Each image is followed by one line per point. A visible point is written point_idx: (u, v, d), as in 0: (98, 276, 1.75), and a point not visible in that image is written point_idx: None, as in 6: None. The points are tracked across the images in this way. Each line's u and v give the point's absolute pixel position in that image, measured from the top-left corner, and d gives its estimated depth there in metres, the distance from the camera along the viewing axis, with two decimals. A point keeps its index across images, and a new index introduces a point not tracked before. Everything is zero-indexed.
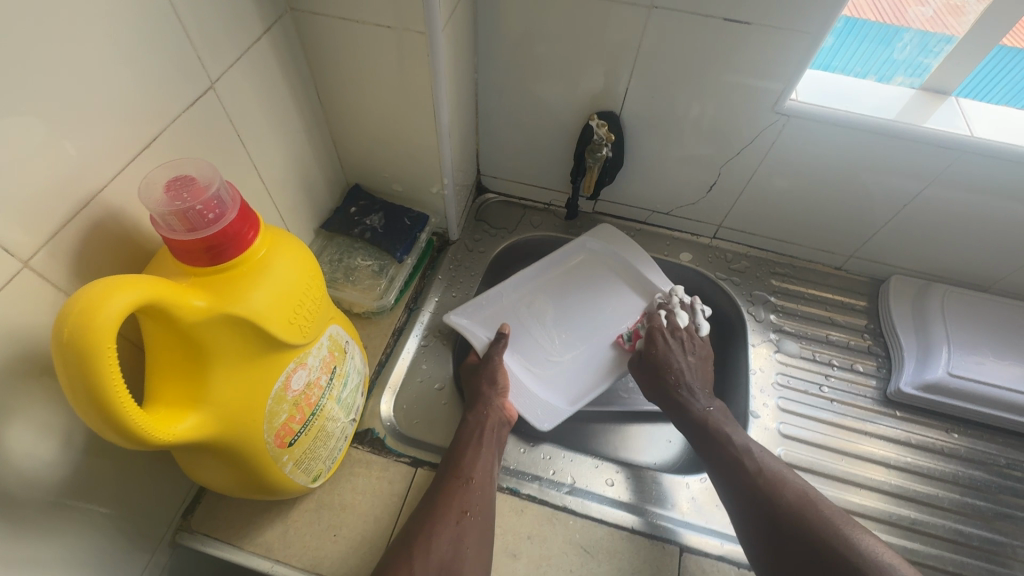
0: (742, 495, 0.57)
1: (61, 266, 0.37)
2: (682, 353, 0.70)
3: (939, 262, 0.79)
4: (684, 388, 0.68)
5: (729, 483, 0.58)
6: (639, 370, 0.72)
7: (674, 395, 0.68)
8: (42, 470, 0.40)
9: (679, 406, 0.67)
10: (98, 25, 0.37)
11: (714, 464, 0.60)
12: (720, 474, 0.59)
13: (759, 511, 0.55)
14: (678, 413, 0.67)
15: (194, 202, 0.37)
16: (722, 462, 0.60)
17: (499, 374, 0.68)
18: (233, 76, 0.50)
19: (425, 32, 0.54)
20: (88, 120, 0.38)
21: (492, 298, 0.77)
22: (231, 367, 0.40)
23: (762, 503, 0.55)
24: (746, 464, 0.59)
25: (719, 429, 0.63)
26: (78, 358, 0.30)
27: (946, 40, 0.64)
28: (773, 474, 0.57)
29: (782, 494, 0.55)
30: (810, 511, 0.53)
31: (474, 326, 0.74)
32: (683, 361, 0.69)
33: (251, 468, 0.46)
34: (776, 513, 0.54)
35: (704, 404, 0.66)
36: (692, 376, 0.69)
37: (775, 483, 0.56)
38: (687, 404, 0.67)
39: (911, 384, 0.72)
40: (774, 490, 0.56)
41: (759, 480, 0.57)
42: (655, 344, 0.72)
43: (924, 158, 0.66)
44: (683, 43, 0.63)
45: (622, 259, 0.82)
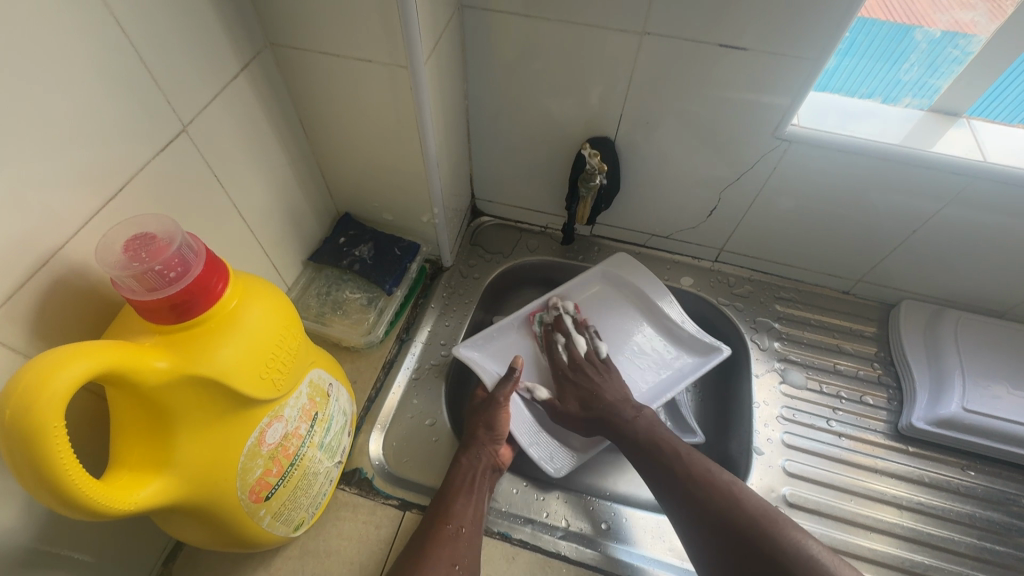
0: (676, 498, 0.56)
1: (18, 328, 0.36)
2: (593, 380, 0.68)
3: (953, 288, 0.75)
4: (610, 407, 0.65)
5: (664, 487, 0.58)
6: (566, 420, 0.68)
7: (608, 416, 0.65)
8: (5, 534, 0.39)
9: (614, 427, 0.64)
10: (56, 80, 0.35)
11: (646, 466, 0.60)
12: (654, 478, 0.59)
13: (693, 513, 0.54)
14: (616, 436, 0.63)
15: (153, 263, 0.36)
16: (654, 465, 0.59)
17: (500, 418, 0.64)
18: (206, 116, 0.48)
19: (407, 66, 0.53)
20: (49, 177, 0.36)
21: (503, 328, 0.74)
22: (198, 427, 0.39)
23: (694, 502, 0.55)
24: (677, 468, 0.57)
25: (654, 438, 0.61)
26: (22, 439, 0.29)
27: (956, 61, 0.61)
28: (702, 474, 0.56)
29: (709, 489, 0.55)
30: (737, 505, 0.53)
31: (483, 359, 0.71)
32: (599, 383, 0.68)
33: (224, 525, 0.44)
34: (707, 511, 0.53)
35: (631, 416, 0.64)
36: (618, 395, 0.66)
37: (703, 481, 0.55)
38: (618, 424, 0.64)
39: (924, 419, 0.69)
40: (702, 487, 0.55)
41: (689, 479, 0.56)
42: (575, 384, 0.68)
43: (933, 183, 0.63)
44: (677, 70, 0.61)
45: (641, 291, 0.78)
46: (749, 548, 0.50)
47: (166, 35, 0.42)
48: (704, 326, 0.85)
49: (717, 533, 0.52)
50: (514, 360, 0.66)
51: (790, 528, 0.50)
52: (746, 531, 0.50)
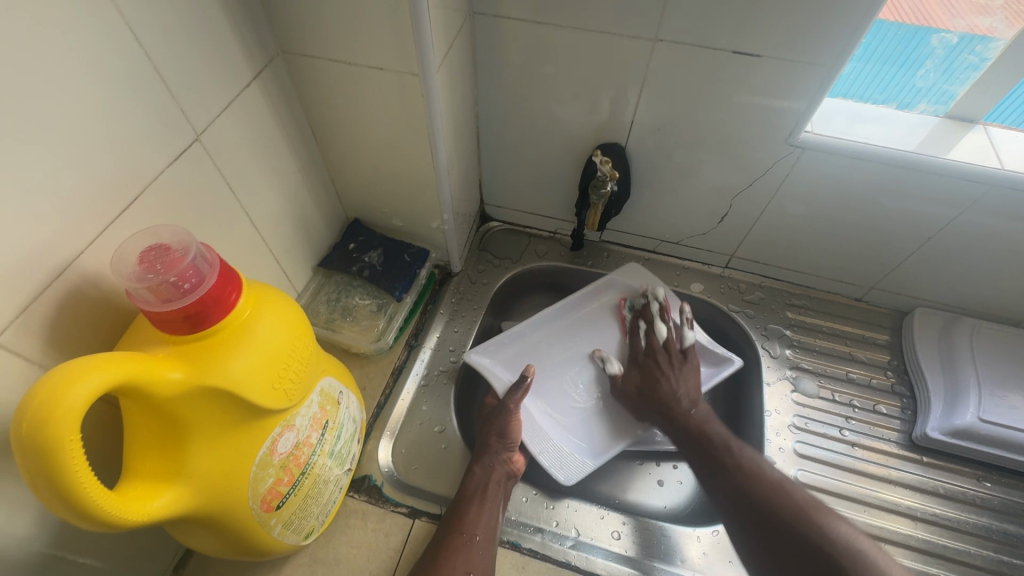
0: (724, 494, 0.56)
1: (32, 339, 0.36)
2: (660, 370, 0.68)
3: (968, 295, 0.74)
4: (669, 398, 0.66)
5: (711, 483, 0.58)
6: (624, 396, 0.70)
7: (662, 408, 0.66)
8: (16, 545, 0.39)
9: (665, 415, 0.66)
10: (72, 91, 0.36)
11: (697, 460, 0.61)
12: (703, 473, 0.59)
13: (739, 507, 0.54)
14: (666, 422, 0.66)
15: (168, 275, 0.36)
16: (705, 458, 0.60)
17: (512, 426, 0.63)
18: (219, 125, 0.49)
19: (419, 74, 0.53)
20: (65, 188, 0.36)
21: (514, 336, 0.75)
22: (211, 438, 0.39)
23: (741, 498, 0.55)
24: (726, 460, 0.58)
25: (703, 431, 0.62)
26: (39, 453, 0.29)
27: (974, 68, 0.60)
28: (752, 467, 0.57)
29: (755, 485, 0.55)
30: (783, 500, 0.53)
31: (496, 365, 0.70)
32: (662, 372, 0.68)
33: (235, 534, 0.44)
34: (756, 505, 0.53)
35: (689, 408, 0.65)
36: (677, 386, 0.67)
37: (751, 475, 0.56)
38: (671, 413, 0.65)
39: (939, 428, 0.68)
40: (749, 481, 0.56)
41: (737, 471, 0.57)
42: (641, 365, 0.70)
43: (950, 190, 0.62)
44: (689, 76, 0.60)
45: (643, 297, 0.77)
46: (791, 546, 0.49)
47: (181, 44, 0.42)
48: (714, 333, 0.84)
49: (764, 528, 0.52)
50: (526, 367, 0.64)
51: (834, 521, 0.50)
52: (791, 525, 0.51)
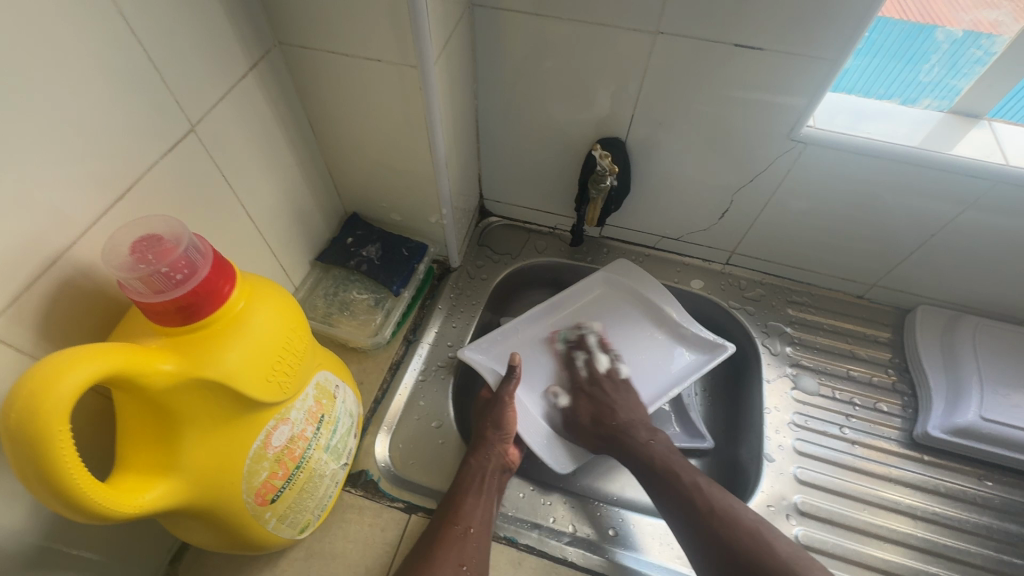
0: (699, 540, 0.54)
1: (23, 329, 0.36)
2: (609, 400, 0.68)
3: (971, 293, 0.73)
4: (624, 429, 0.65)
5: (687, 525, 0.56)
6: (575, 433, 0.68)
7: (620, 441, 0.64)
8: (10, 535, 0.39)
9: (622, 448, 0.64)
10: (64, 80, 0.35)
11: (666, 504, 0.58)
12: (675, 516, 0.57)
13: (718, 558, 0.53)
14: (624, 454, 0.63)
15: (159, 265, 0.36)
16: (674, 504, 0.57)
17: (508, 416, 0.63)
18: (214, 116, 0.48)
19: (417, 65, 0.52)
20: (57, 177, 0.36)
21: (508, 332, 0.74)
22: (204, 431, 0.38)
23: (719, 546, 0.53)
24: (696, 502, 0.56)
25: (666, 463, 0.60)
26: (27, 444, 0.29)
27: (978, 62, 0.59)
28: (725, 511, 0.55)
29: (732, 534, 0.53)
30: (764, 555, 0.51)
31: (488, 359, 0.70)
32: (613, 403, 0.68)
33: (230, 528, 0.44)
34: (735, 561, 0.52)
35: (648, 440, 0.64)
36: (631, 415, 0.67)
37: (727, 520, 0.54)
38: (630, 443, 0.64)
39: (940, 427, 0.67)
40: (727, 528, 0.53)
41: (711, 517, 0.55)
42: (589, 397, 0.70)
43: (953, 186, 0.61)
44: (691, 70, 0.60)
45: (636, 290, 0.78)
46: None
47: (176, 34, 0.42)
48: (714, 329, 0.83)
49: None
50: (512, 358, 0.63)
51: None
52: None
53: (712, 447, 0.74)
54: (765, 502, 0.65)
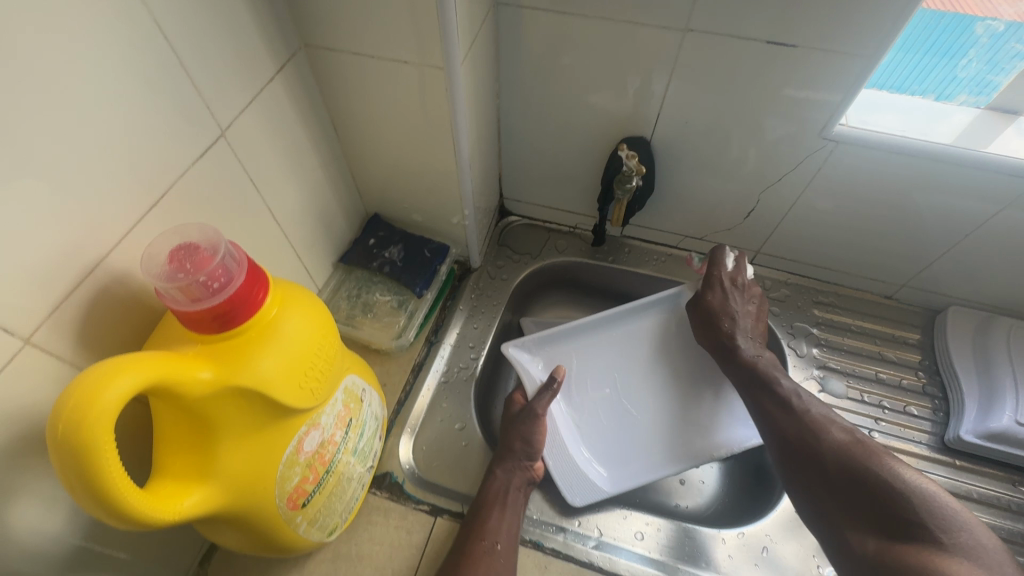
0: (788, 440, 0.56)
1: (63, 338, 0.36)
2: (742, 305, 0.66)
3: (1006, 294, 0.71)
4: (736, 336, 0.65)
5: (779, 426, 0.58)
6: (698, 317, 0.67)
7: (726, 344, 0.65)
8: (51, 541, 0.39)
9: (728, 354, 0.65)
10: (101, 87, 0.35)
11: (757, 404, 0.61)
12: (768, 420, 0.59)
13: (802, 453, 0.55)
14: (727, 361, 0.65)
15: (197, 274, 0.36)
16: (767, 404, 0.60)
17: (538, 432, 0.62)
18: (243, 120, 0.48)
19: (443, 67, 0.52)
20: (94, 186, 0.36)
21: (560, 340, 0.72)
22: (239, 438, 0.38)
23: (807, 444, 0.55)
24: (793, 406, 0.58)
25: (769, 375, 0.61)
26: (75, 455, 0.29)
27: (1019, 57, 0.57)
28: (820, 417, 0.57)
29: (822, 433, 0.55)
30: (852, 450, 0.52)
31: (532, 361, 0.70)
32: (740, 310, 0.66)
33: (262, 532, 0.44)
34: (821, 454, 0.53)
35: (756, 355, 0.64)
36: (750, 328, 0.66)
37: (820, 420, 0.56)
38: (734, 350, 0.64)
39: (973, 431, 0.66)
40: (817, 431, 0.55)
41: (804, 417, 0.57)
42: (721, 291, 0.67)
43: (991, 186, 0.60)
44: (720, 66, 0.58)
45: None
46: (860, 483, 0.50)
47: (206, 38, 0.42)
48: None
49: (826, 474, 0.52)
50: (556, 370, 0.65)
51: (899, 465, 0.50)
52: (863, 475, 0.50)
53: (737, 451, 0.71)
54: None
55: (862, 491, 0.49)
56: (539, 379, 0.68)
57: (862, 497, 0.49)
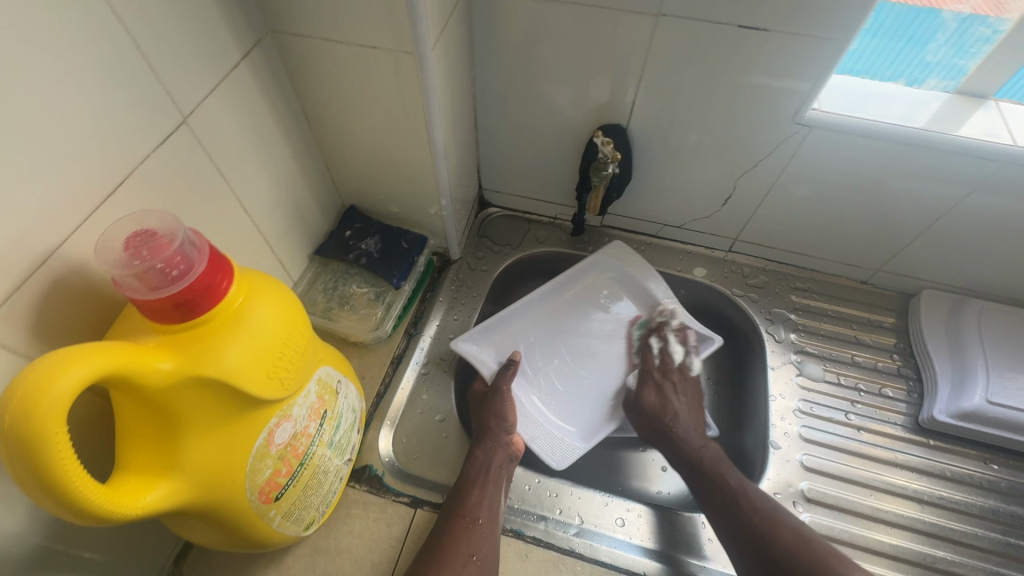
0: (742, 549, 0.53)
1: (16, 330, 0.35)
2: (674, 396, 0.68)
3: (977, 276, 0.73)
4: (677, 427, 0.64)
5: (731, 532, 0.54)
6: (636, 416, 0.68)
7: (666, 436, 0.64)
8: (11, 539, 0.38)
9: (672, 446, 0.63)
10: (49, 72, 0.34)
11: (712, 508, 0.56)
12: (719, 520, 0.55)
13: (760, 564, 0.51)
14: (672, 452, 0.63)
15: (154, 261, 0.35)
16: (719, 505, 0.56)
17: (509, 408, 0.63)
18: (206, 107, 0.47)
19: (413, 52, 0.51)
20: (46, 172, 0.35)
21: (501, 322, 0.73)
22: (205, 430, 0.38)
23: (761, 550, 0.51)
24: (741, 502, 0.55)
25: (714, 468, 0.59)
26: (23, 448, 0.28)
27: (986, 41, 0.58)
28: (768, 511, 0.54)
29: (776, 537, 0.51)
30: (804, 560, 0.49)
31: (483, 351, 0.70)
32: (676, 401, 0.67)
33: (233, 526, 0.43)
34: (779, 567, 0.49)
35: (699, 444, 0.62)
36: (687, 417, 0.66)
37: (770, 521, 0.53)
38: (676, 441, 0.63)
39: (946, 411, 0.67)
40: (771, 533, 0.52)
41: (753, 517, 0.53)
42: (653, 384, 0.69)
43: (960, 168, 0.60)
44: (693, 52, 0.58)
45: (634, 278, 0.76)
46: None
47: (162, 20, 0.40)
48: (717, 317, 0.83)
49: None
50: (513, 354, 0.68)
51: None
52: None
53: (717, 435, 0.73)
54: (772, 489, 0.65)
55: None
56: (494, 366, 0.69)
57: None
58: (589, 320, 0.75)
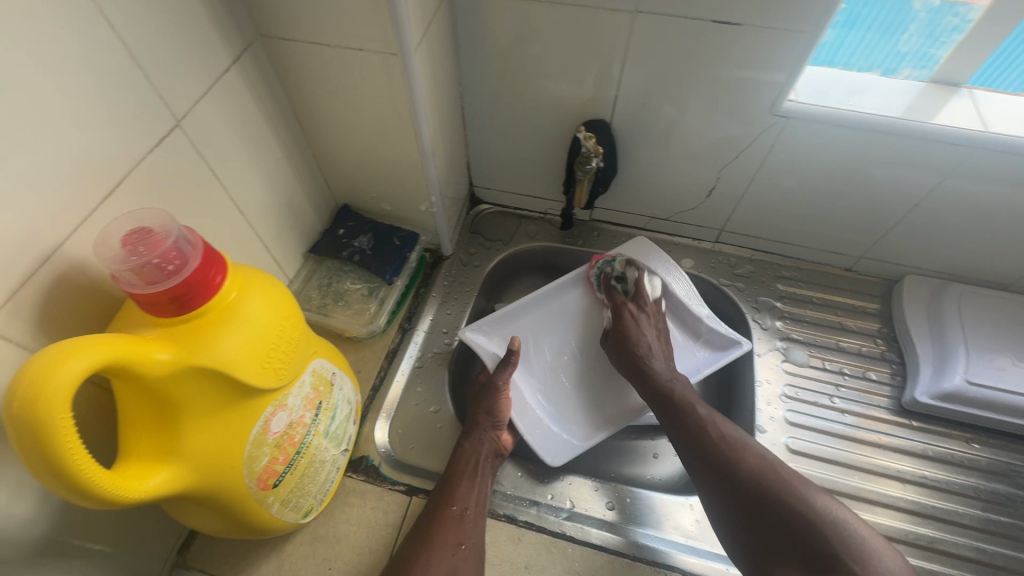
0: (706, 472, 0.54)
1: (22, 325, 0.37)
2: (642, 327, 0.69)
3: (957, 261, 0.74)
4: (647, 359, 0.65)
5: (695, 458, 0.55)
6: (613, 351, 0.69)
7: (638, 368, 0.65)
8: (20, 526, 0.40)
9: (644, 379, 0.64)
10: (48, 79, 0.36)
11: (680, 436, 0.57)
12: (686, 446, 0.56)
13: (724, 487, 0.52)
14: (643, 385, 0.64)
15: (150, 256, 0.37)
16: (687, 433, 0.57)
17: (500, 404, 0.64)
18: (200, 111, 0.49)
19: (398, 53, 0.53)
20: (46, 175, 0.37)
21: (511, 315, 0.75)
22: (204, 417, 0.39)
23: (724, 474, 0.52)
24: (708, 431, 0.56)
25: (687, 401, 0.60)
26: (31, 433, 0.30)
27: (955, 30, 0.60)
28: (735, 439, 0.54)
29: (738, 461, 0.52)
30: (767, 482, 0.50)
31: (491, 341, 0.71)
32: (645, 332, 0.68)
33: (234, 512, 0.45)
34: (734, 485, 0.51)
35: (671, 377, 0.63)
36: (653, 346, 0.67)
37: (733, 446, 0.54)
38: (651, 375, 0.64)
39: (928, 393, 0.69)
40: (732, 457, 0.53)
41: (715, 443, 0.54)
42: (624, 318, 0.70)
43: (934, 154, 0.62)
44: (670, 47, 0.60)
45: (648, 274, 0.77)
46: (768, 507, 0.49)
47: (154, 26, 0.42)
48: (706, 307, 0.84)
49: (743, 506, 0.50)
50: (511, 340, 0.66)
51: (812, 492, 0.49)
52: (781, 511, 0.48)
53: None
54: None
55: (781, 524, 0.47)
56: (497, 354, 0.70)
57: (781, 529, 0.47)
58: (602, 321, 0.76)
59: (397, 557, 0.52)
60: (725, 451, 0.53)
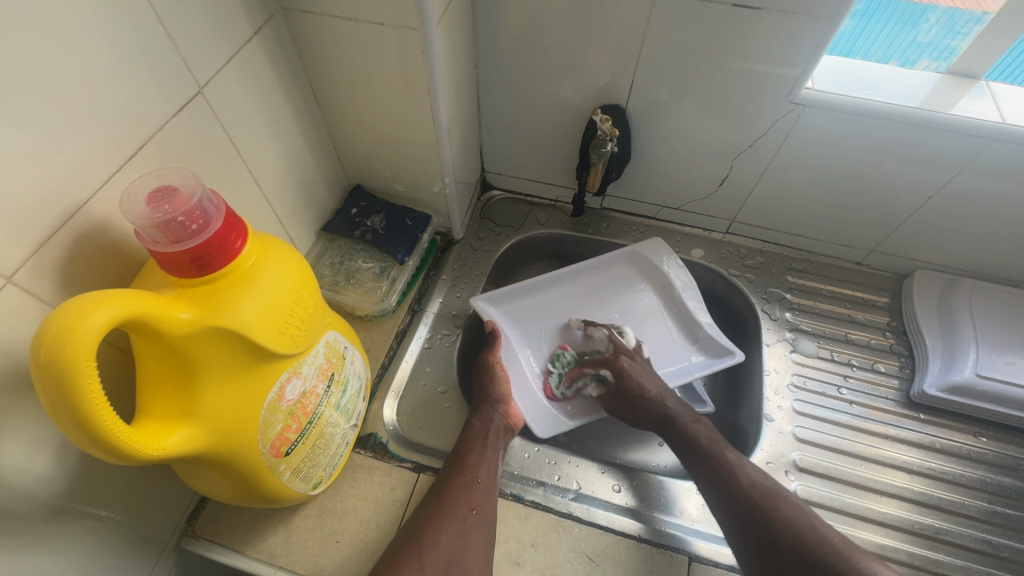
0: (744, 525, 0.53)
1: (45, 280, 0.37)
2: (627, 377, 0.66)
3: (968, 256, 0.74)
4: (659, 400, 0.64)
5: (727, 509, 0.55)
6: (624, 408, 0.65)
7: (664, 419, 0.63)
8: (37, 482, 0.40)
9: (672, 430, 0.62)
10: (73, 36, 0.36)
11: (705, 482, 0.57)
12: (714, 496, 0.56)
13: (758, 541, 0.51)
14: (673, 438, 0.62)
15: (175, 213, 0.37)
16: (714, 481, 0.57)
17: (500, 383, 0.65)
18: (219, 80, 0.49)
19: (418, 28, 0.53)
20: (69, 132, 0.37)
21: (524, 289, 0.77)
22: (222, 378, 0.40)
23: (760, 528, 0.52)
24: (739, 476, 0.56)
25: (715, 446, 0.59)
26: (57, 381, 0.30)
27: (977, 21, 0.60)
28: (766, 486, 0.55)
29: (775, 514, 0.52)
30: (808, 538, 0.50)
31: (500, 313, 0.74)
32: (645, 379, 0.65)
33: (246, 478, 0.46)
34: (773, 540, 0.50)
35: (693, 419, 0.62)
36: (657, 387, 0.65)
37: (769, 496, 0.54)
38: (680, 426, 0.62)
39: (936, 385, 0.69)
40: (770, 510, 0.52)
41: (751, 494, 0.54)
42: (616, 372, 0.67)
43: (949, 147, 0.62)
44: (689, 31, 0.60)
45: (656, 275, 0.79)
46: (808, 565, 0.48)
47: None
48: (715, 298, 0.84)
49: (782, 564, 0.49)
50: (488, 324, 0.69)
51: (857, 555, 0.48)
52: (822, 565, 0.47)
53: (712, 412, 0.75)
54: (765, 459, 0.66)
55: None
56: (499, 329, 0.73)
57: None
58: (603, 304, 0.78)
59: (406, 527, 0.52)
60: (763, 504, 0.53)
